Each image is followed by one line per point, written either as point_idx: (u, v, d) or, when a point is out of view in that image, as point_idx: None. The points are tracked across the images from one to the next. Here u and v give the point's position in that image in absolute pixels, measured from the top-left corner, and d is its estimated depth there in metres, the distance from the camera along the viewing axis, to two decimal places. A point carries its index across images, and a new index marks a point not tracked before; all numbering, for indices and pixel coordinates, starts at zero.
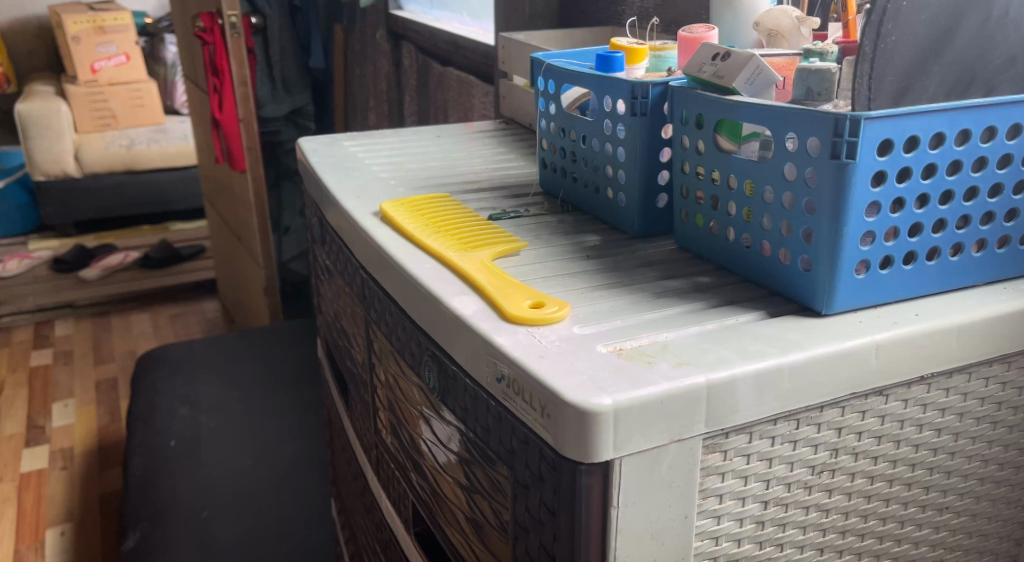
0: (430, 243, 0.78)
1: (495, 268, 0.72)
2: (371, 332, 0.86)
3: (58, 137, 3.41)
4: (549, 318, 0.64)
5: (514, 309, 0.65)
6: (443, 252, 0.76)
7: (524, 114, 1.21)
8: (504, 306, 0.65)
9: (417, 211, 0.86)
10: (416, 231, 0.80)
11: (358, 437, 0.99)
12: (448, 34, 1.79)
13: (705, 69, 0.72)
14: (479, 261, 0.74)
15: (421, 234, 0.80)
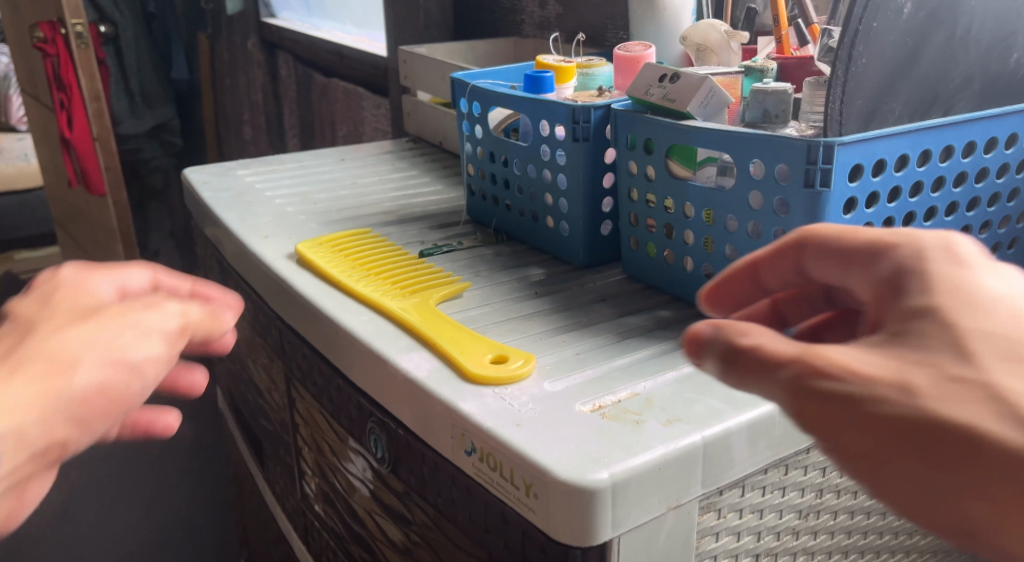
0: (360, 286, 0.70)
1: (439, 316, 0.66)
2: (292, 389, 0.77)
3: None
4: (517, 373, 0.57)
5: (475, 363, 0.58)
6: (377, 297, 0.68)
7: (434, 132, 1.14)
8: (464, 362, 0.59)
9: (333, 249, 0.78)
10: (339, 273, 0.73)
11: (277, 498, 0.90)
12: (329, 44, 1.69)
13: (653, 91, 0.67)
14: (420, 307, 0.67)
15: (345, 276, 0.72)
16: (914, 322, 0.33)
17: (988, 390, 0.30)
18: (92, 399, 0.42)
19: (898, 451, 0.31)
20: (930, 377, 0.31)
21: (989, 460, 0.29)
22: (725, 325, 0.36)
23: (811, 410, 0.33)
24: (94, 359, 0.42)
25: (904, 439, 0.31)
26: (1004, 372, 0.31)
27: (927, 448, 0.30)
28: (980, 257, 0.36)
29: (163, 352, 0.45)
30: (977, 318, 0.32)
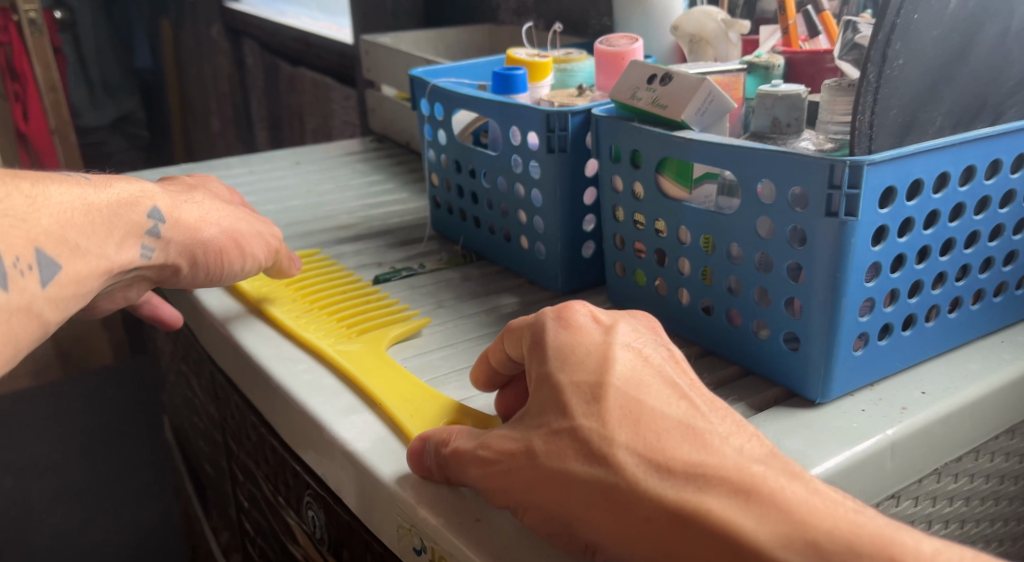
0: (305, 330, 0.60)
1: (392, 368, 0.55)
2: (229, 440, 0.67)
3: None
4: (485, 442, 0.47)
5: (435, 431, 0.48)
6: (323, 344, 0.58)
7: (400, 131, 1.04)
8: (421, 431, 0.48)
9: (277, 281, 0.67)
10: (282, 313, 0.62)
11: (222, 552, 0.80)
12: (295, 31, 1.58)
13: (640, 95, 0.57)
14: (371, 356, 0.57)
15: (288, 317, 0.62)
16: (538, 388, 0.42)
17: (574, 435, 0.39)
18: (215, 253, 0.61)
19: (527, 500, 0.40)
20: (542, 438, 0.40)
21: (581, 493, 0.38)
22: (428, 440, 0.45)
23: (480, 477, 0.42)
24: (220, 226, 0.62)
25: (528, 486, 0.40)
26: (584, 415, 0.40)
27: (549, 491, 0.39)
28: (595, 318, 0.45)
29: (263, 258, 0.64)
30: (571, 373, 0.41)
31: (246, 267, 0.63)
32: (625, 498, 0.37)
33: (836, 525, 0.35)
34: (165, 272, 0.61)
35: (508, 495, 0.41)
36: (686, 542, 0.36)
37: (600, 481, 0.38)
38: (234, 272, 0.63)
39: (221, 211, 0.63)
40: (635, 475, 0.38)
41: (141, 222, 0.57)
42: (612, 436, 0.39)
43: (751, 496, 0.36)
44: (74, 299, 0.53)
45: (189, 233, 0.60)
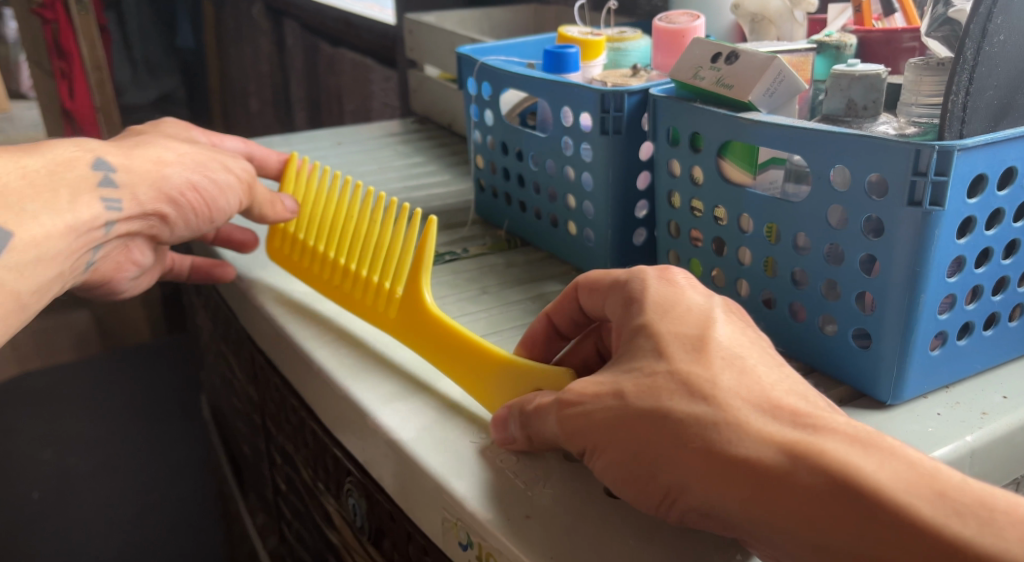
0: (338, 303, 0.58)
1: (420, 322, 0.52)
2: (268, 422, 0.65)
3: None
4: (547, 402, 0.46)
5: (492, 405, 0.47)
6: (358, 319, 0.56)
7: (442, 113, 1.01)
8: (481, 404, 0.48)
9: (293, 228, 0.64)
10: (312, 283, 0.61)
11: (256, 534, 0.78)
12: (337, 11, 1.56)
13: (703, 75, 0.54)
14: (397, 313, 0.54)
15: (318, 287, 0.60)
16: (633, 337, 0.41)
17: (675, 377, 0.38)
18: (191, 192, 0.56)
19: (609, 439, 0.38)
20: (635, 382, 0.39)
21: (680, 430, 0.37)
22: (512, 403, 0.44)
23: (558, 419, 0.40)
24: (182, 166, 0.56)
25: (611, 422, 0.38)
26: (685, 361, 0.39)
27: (646, 431, 0.37)
28: (694, 282, 0.44)
29: (240, 187, 0.58)
30: (671, 324, 0.41)
31: (226, 202, 0.58)
32: (727, 437, 0.36)
33: (964, 483, 0.33)
34: (145, 227, 0.56)
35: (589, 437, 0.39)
36: (799, 482, 0.34)
37: (701, 418, 0.36)
38: (218, 208, 0.57)
39: (179, 150, 0.57)
40: (737, 415, 0.36)
41: (93, 176, 0.51)
42: (709, 377, 0.38)
43: (873, 447, 0.34)
44: (40, 265, 0.48)
45: (153, 175, 0.54)
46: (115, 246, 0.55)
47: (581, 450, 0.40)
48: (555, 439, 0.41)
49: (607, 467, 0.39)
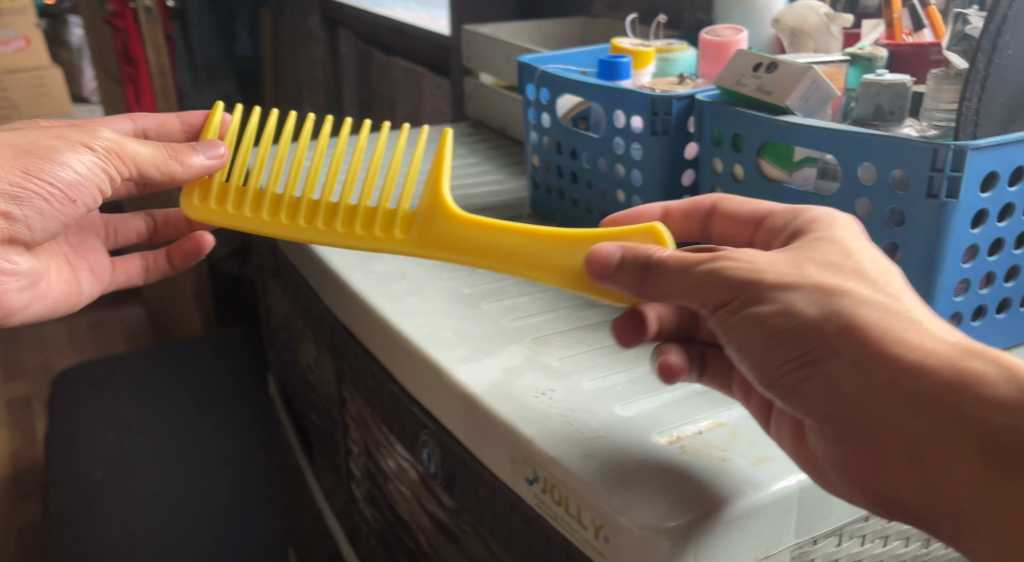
0: (313, 235, 0.61)
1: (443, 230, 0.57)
2: (344, 389, 0.72)
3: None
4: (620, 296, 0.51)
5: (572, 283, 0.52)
6: (354, 241, 0.60)
7: (497, 117, 1.08)
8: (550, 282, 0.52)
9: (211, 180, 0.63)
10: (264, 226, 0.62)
11: (323, 496, 0.85)
12: (391, 21, 1.64)
13: (745, 82, 0.61)
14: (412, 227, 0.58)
15: (279, 228, 0.61)
16: (815, 239, 0.46)
17: (858, 273, 0.43)
18: (15, 176, 0.58)
19: (772, 298, 0.42)
20: (815, 265, 0.44)
21: (862, 308, 0.41)
22: (630, 249, 0.47)
23: (706, 269, 0.44)
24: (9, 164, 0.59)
25: (781, 286, 0.42)
26: (870, 268, 0.44)
27: (821, 299, 0.42)
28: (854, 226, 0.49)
29: (86, 157, 0.60)
30: (858, 243, 0.46)
31: (70, 177, 0.60)
32: (907, 325, 0.40)
33: None
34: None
35: (752, 291, 0.43)
36: (965, 372, 0.38)
37: (887, 307, 0.41)
38: (64, 183, 0.60)
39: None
40: (916, 314, 0.41)
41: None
42: (881, 279, 0.43)
43: None
44: None
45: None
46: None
47: (731, 299, 0.43)
48: (692, 285, 0.44)
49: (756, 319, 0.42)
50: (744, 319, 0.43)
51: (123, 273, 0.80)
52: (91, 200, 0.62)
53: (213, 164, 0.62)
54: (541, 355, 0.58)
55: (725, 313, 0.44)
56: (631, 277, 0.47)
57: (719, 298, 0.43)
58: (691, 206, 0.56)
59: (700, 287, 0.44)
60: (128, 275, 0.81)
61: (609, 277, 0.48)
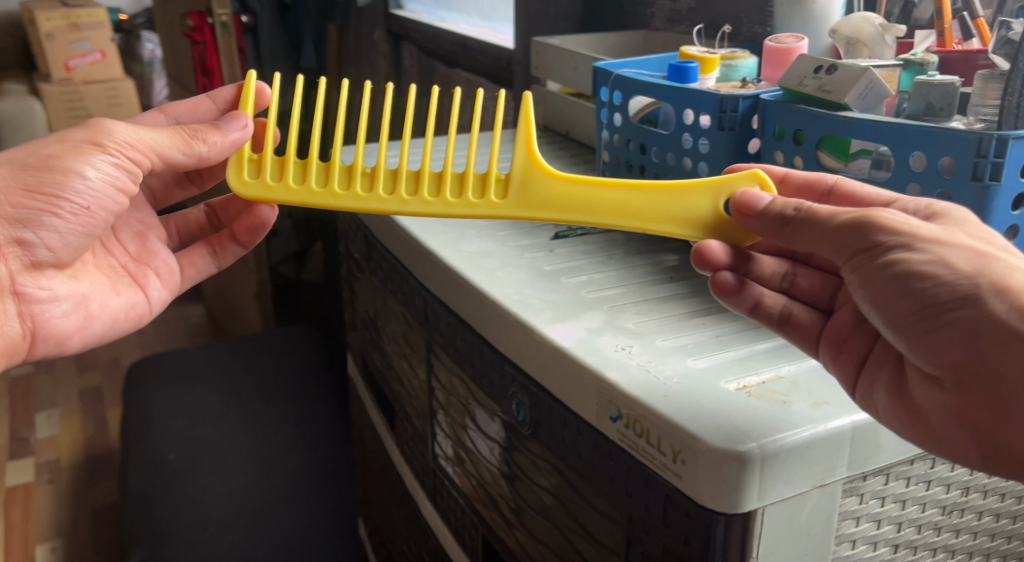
0: (396, 204, 0.64)
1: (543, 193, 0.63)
2: (432, 355, 0.80)
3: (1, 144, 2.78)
4: (750, 234, 0.61)
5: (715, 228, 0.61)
6: (447, 206, 0.64)
7: (563, 121, 1.16)
8: (678, 231, 0.61)
9: (266, 159, 0.65)
10: (337, 199, 0.64)
11: (404, 461, 0.93)
12: (454, 35, 1.73)
13: (807, 83, 0.68)
14: (509, 191, 0.63)
15: (356, 200, 0.64)
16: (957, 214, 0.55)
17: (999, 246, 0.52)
18: (21, 196, 0.64)
19: (921, 248, 0.50)
20: (965, 235, 0.52)
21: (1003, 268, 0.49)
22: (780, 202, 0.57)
23: (855, 218, 0.53)
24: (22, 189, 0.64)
25: (928, 241, 0.51)
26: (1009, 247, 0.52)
27: (969, 256, 0.50)
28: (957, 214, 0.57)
29: (102, 158, 0.65)
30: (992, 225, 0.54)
31: (89, 181, 0.65)
32: None
33: None
34: (13, 254, 0.66)
35: (901, 240, 0.51)
36: None
37: None
38: (79, 191, 0.65)
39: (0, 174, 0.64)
40: None
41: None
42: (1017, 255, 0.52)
43: None
44: None
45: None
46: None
47: (874, 245, 0.52)
48: (839, 230, 0.53)
49: (897, 264, 0.51)
50: (883, 264, 0.51)
51: (193, 267, 0.81)
52: (114, 199, 0.67)
53: (240, 140, 0.65)
54: (619, 318, 0.65)
55: (865, 257, 0.52)
56: (775, 217, 0.57)
57: (863, 244, 0.52)
58: (810, 178, 0.63)
59: (844, 233, 0.53)
60: (199, 268, 0.82)
61: (751, 217, 0.58)
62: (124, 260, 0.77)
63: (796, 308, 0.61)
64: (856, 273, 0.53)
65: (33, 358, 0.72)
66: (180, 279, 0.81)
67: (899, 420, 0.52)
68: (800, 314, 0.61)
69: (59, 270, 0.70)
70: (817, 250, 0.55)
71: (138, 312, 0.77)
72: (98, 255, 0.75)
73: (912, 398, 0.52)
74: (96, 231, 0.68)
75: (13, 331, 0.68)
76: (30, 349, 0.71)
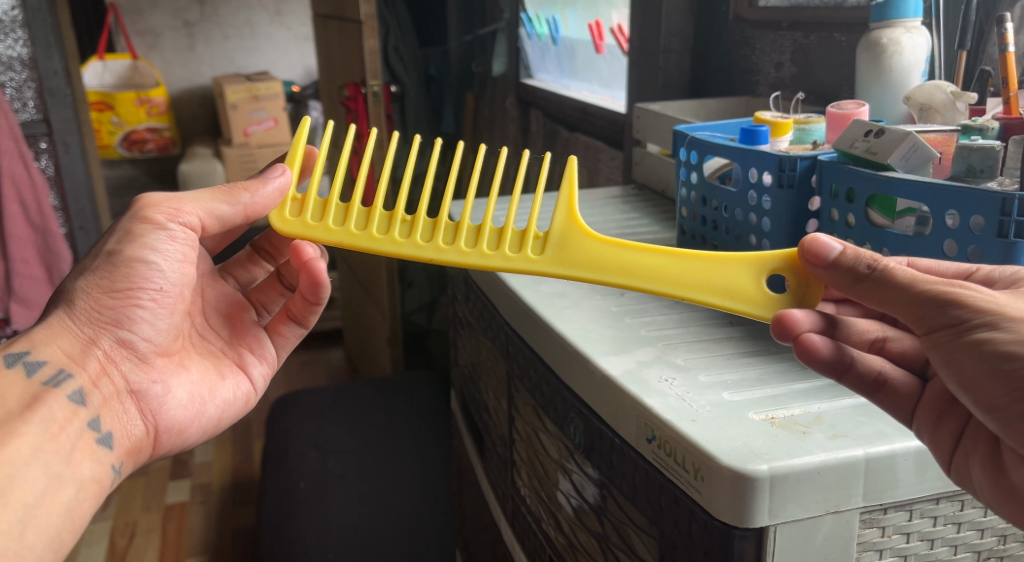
0: (453, 255, 0.69)
1: (580, 253, 0.68)
2: (512, 387, 0.89)
3: None
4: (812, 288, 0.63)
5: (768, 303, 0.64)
6: (393, 244, 0.70)
7: (658, 180, 1.24)
8: (760, 313, 0.65)
9: (308, 200, 0.71)
10: (376, 242, 0.70)
11: (490, 489, 1.01)
12: (576, 102, 1.84)
13: (857, 145, 0.73)
14: (546, 248, 0.68)
15: (393, 243, 0.70)
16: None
17: None
18: (105, 298, 0.69)
19: (1006, 327, 0.51)
20: None
21: None
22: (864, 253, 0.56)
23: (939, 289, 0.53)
24: (99, 292, 0.69)
25: (1016, 319, 0.51)
26: None
27: None
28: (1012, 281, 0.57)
29: (163, 240, 0.70)
30: None
31: (157, 264, 0.70)
32: None
33: None
34: (119, 356, 0.71)
35: (986, 317, 0.52)
36: None
37: None
38: (152, 277, 0.70)
39: (82, 284, 0.69)
40: None
41: (29, 382, 0.66)
42: None
43: None
44: (29, 483, 0.62)
45: (82, 318, 0.69)
46: (106, 411, 0.70)
47: (957, 322, 0.53)
48: (925, 300, 0.53)
49: (981, 344, 0.52)
50: (970, 342, 0.52)
51: (281, 336, 0.86)
52: (183, 272, 0.72)
53: (282, 186, 0.71)
54: (669, 354, 0.72)
55: (946, 333, 0.53)
56: (857, 266, 0.56)
57: (949, 322, 0.53)
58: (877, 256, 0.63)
59: (923, 303, 0.54)
60: (286, 334, 0.86)
61: (822, 266, 0.58)
62: (222, 346, 0.82)
63: (894, 375, 0.61)
64: (938, 347, 0.54)
65: (160, 454, 0.76)
66: (274, 349, 0.86)
67: (995, 494, 0.56)
68: (896, 380, 0.61)
69: (166, 362, 0.75)
70: (893, 311, 0.55)
71: (245, 392, 0.82)
72: (198, 346, 0.80)
73: (1010, 479, 0.56)
74: (179, 312, 0.74)
75: (136, 429, 0.72)
76: (155, 445, 0.74)
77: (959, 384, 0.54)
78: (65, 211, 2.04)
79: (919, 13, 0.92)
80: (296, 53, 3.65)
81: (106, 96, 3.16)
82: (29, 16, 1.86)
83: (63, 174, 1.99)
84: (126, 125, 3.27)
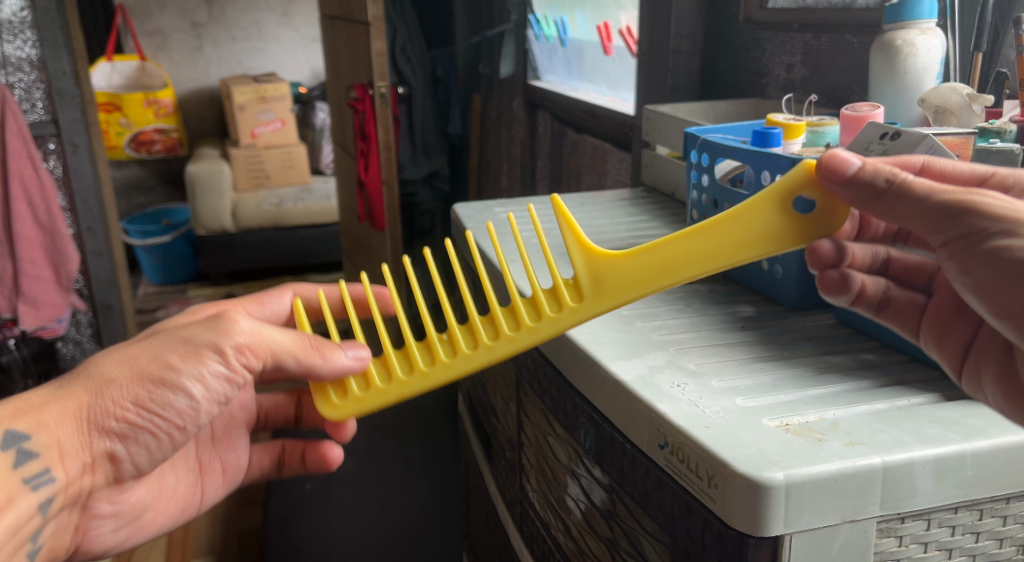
0: (491, 351, 0.66)
1: (614, 281, 0.65)
2: (521, 392, 0.88)
3: (193, 202, 3.13)
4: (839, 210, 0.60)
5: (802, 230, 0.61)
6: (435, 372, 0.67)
7: (667, 182, 1.23)
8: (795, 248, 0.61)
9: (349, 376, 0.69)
10: (424, 379, 0.67)
11: (497, 493, 1.00)
12: (584, 104, 1.83)
13: (873, 148, 0.73)
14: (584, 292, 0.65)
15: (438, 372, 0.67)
16: None
17: None
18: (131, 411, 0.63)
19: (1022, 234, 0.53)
20: None
21: None
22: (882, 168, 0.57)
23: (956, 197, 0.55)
24: (129, 401, 0.63)
25: None
26: None
27: None
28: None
29: (215, 372, 0.64)
30: None
31: (193, 397, 0.65)
32: None
33: None
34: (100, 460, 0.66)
35: (1003, 225, 0.54)
36: None
37: None
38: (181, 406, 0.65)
39: (123, 381, 0.63)
40: None
41: (14, 471, 0.60)
42: None
43: None
44: None
45: (97, 415, 0.63)
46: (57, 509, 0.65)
47: (976, 230, 0.55)
48: (944, 209, 0.55)
49: (997, 252, 0.54)
50: (987, 249, 0.54)
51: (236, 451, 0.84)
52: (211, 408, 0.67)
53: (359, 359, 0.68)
54: (681, 359, 0.71)
55: (965, 240, 0.55)
56: (876, 183, 0.57)
57: (969, 230, 0.55)
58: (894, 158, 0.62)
59: (939, 212, 0.55)
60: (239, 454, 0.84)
61: (839, 181, 0.58)
62: None
63: (896, 293, 0.70)
64: (956, 254, 0.56)
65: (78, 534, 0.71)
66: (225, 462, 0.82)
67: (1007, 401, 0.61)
68: (899, 294, 0.70)
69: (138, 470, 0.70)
70: (910, 222, 0.57)
71: None
72: None
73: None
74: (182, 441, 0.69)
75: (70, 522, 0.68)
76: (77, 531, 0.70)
77: (974, 291, 0.57)
78: (73, 211, 2.04)
79: (934, 15, 0.91)
80: (303, 54, 3.65)
81: (114, 97, 3.16)
82: (38, 17, 1.86)
83: (71, 174, 1.99)
84: (134, 126, 3.26)
